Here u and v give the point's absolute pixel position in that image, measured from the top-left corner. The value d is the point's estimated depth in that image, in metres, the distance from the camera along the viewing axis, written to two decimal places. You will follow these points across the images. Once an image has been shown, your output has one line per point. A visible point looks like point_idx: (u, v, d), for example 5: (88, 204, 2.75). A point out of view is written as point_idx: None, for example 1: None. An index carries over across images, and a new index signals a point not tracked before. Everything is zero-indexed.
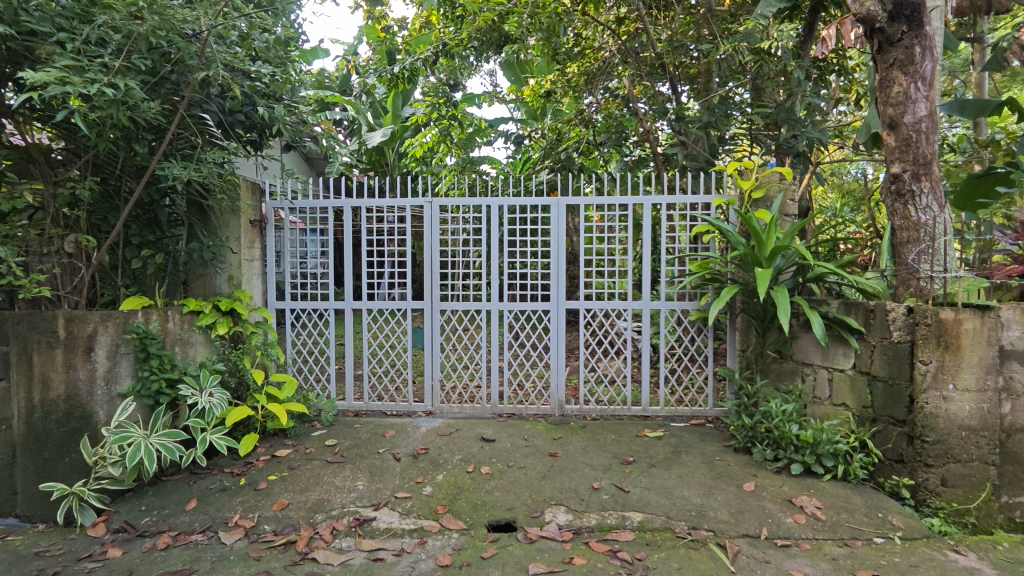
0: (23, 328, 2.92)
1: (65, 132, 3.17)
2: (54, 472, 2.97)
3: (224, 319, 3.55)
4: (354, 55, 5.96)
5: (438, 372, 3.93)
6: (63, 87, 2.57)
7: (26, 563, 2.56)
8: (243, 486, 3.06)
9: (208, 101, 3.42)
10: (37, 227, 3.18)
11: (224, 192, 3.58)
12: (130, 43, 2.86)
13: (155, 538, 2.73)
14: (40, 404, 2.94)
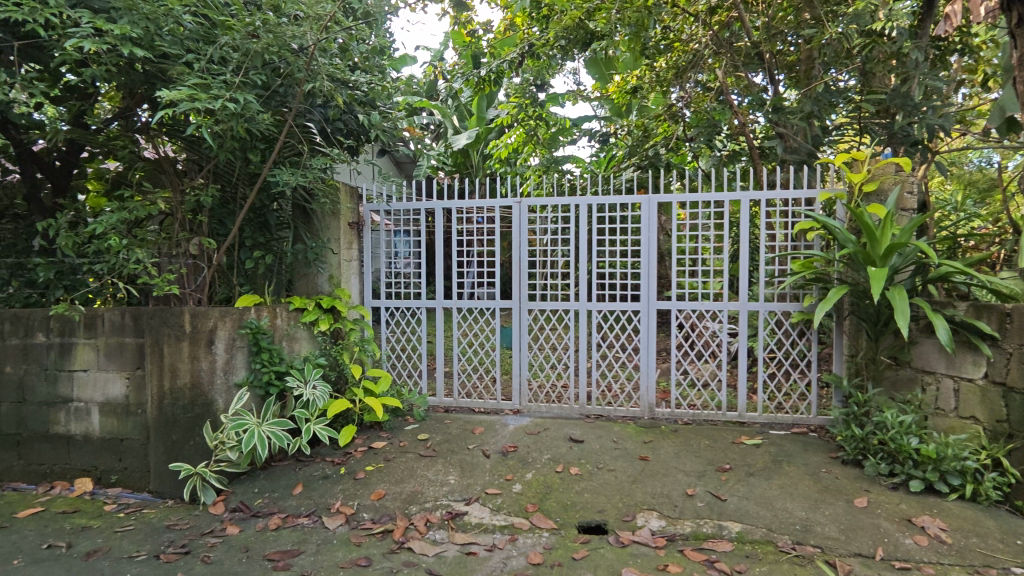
0: (156, 322, 3.24)
1: (189, 143, 3.51)
2: (181, 453, 3.26)
3: (325, 316, 3.75)
4: (441, 60, 6.13)
5: (525, 371, 3.96)
6: (192, 103, 2.81)
7: (160, 535, 2.84)
8: (343, 474, 3.23)
9: (312, 111, 3.63)
10: (167, 231, 3.51)
11: (326, 195, 3.80)
12: (248, 61, 3.10)
13: (267, 519, 2.94)
14: (169, 391, 3.25)
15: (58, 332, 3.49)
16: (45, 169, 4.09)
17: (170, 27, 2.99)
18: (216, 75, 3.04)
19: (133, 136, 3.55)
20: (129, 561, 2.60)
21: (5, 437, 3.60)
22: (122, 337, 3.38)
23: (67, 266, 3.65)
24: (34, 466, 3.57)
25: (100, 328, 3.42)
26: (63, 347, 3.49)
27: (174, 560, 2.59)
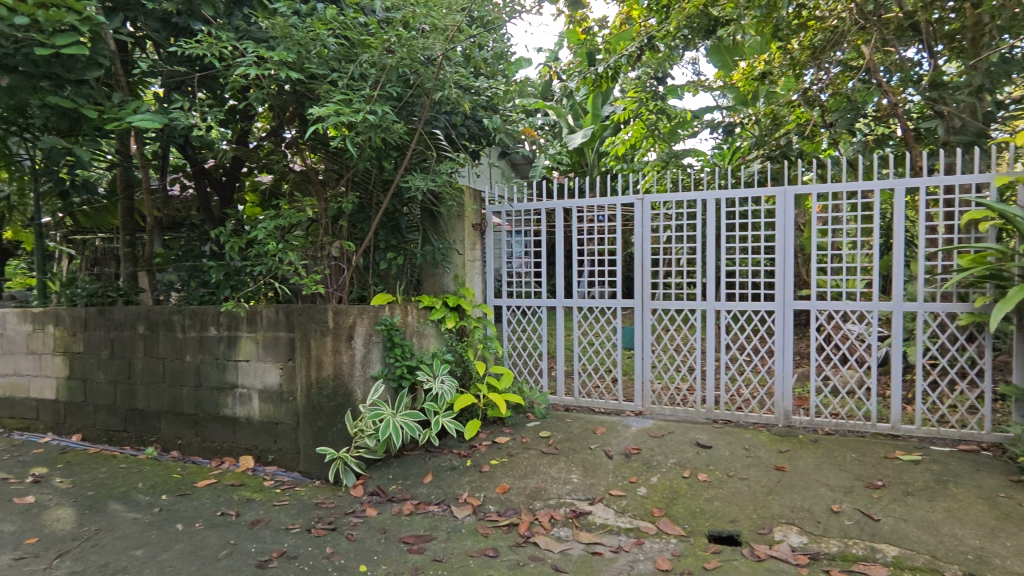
0: (305, 318, 3.54)
1: (331, 155, 3.82)
2: (325, 438, 3.55)
3: (451, 314, 3.92)
4: (555, 61, 6.14)
5: (648, 372, 3.86)
6: (338, 118, 3.07)
7: (310, 511, 3.13)
8: (469, 466, 3.36)
9: (439, 119, 3.81)
10: (313, 235, 3.85)
11: (452, 198, 3.96)
12: (384, 75, 3.33)
13: (401, 504, 3.13)
14: (316, 381, 3.54)
15: (226, 327, 3.97)
16: (213, 183, 4.75)
17: (317, 50, 3.29)
18: (358, 90, 3.29)
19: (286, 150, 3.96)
20: (286, 532, 2.89)
21: (186, 416, 4.17)
22: (277, 332, 3.76)
23: (233, 268, 4.14)
24: (207, 443, 4.09)
25: (259, 323, 3.83)
26: (230, 339, 3.96)
27: (322, 535, 2.84)
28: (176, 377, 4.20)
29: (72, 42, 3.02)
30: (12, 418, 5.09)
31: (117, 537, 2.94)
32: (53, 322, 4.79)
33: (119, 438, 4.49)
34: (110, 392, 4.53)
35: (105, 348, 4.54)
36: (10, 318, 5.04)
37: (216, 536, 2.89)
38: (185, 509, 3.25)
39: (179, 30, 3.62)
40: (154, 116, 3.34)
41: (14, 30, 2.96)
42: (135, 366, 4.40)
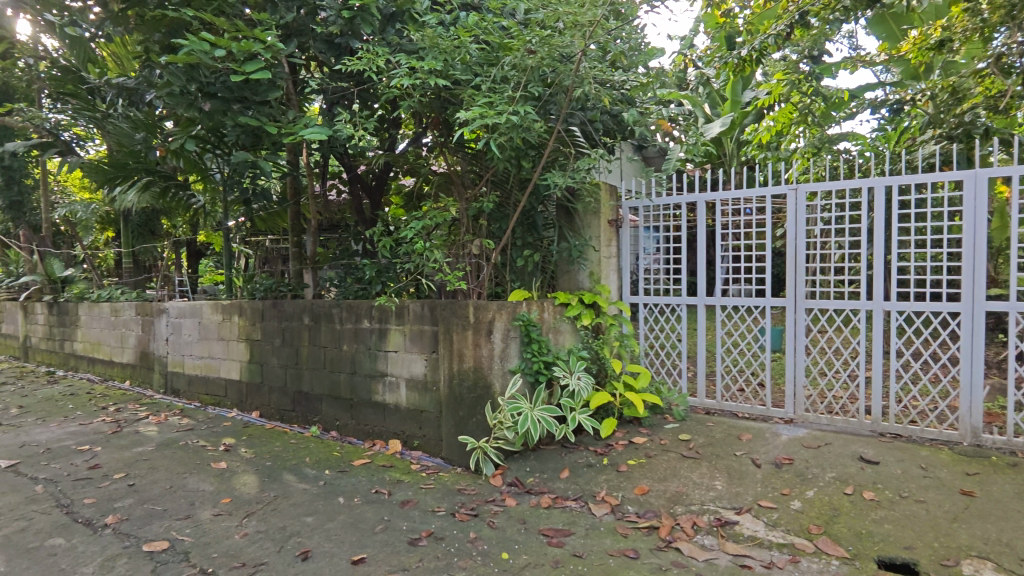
0: (448, 313, 3.73)
1: (474, 156, 3.97)
2: (466, 427, 3.72)
3: (587, 311, 3.90)
4: (691, 48, 5.87)
5: (802, 377, 3.56)
6: (483, 120, 3.18)
7: (454, 496, 3.30)
8: (606, 465, 3.34)
9: (576, 115, 3.81)
10: (456, 234, 4.04)
11: (588, 194, 3.94)
12: (526, 75, 3.40)
13: (539, 497, 3.19)
14: (457, 372, 3.72)
15: (378, 319, 4.31)
16: (365, 187, 5.18)
17: (460, 56, 3.44)
18: (501, 92, 3.39)
19: (429, 154, 4.20)
20: (433, 514, 3.08)
21: (343, 400, 4.60)
22: (422, 325, 4.01)
23: (384, 265, 4.47)
24: (361, 425, 4.47)
25: (407, 317, 4.10)
26: (381, 331, 4.29)
27: (466, 519, 2.98)
28: (335, 364, 4.64)
29: (258, 68, 3.44)
30: (207, 395, 5.96)
31: (292, 504, 3.32)
32: (237, 313, 5.52)
33: (288, 417, 5.07)
34: (281, 376, 5.12)
35: (277, 336, 5.14)
36: (205, 308, 5.89)
37: (372, 511, 3.15)
38: (345, 484, 3.59)
39: (341, 49, 3.98)
40: (321, 128, 3.70)
41: (214, 61, 3.45)
42: (301, 353, 4.94)
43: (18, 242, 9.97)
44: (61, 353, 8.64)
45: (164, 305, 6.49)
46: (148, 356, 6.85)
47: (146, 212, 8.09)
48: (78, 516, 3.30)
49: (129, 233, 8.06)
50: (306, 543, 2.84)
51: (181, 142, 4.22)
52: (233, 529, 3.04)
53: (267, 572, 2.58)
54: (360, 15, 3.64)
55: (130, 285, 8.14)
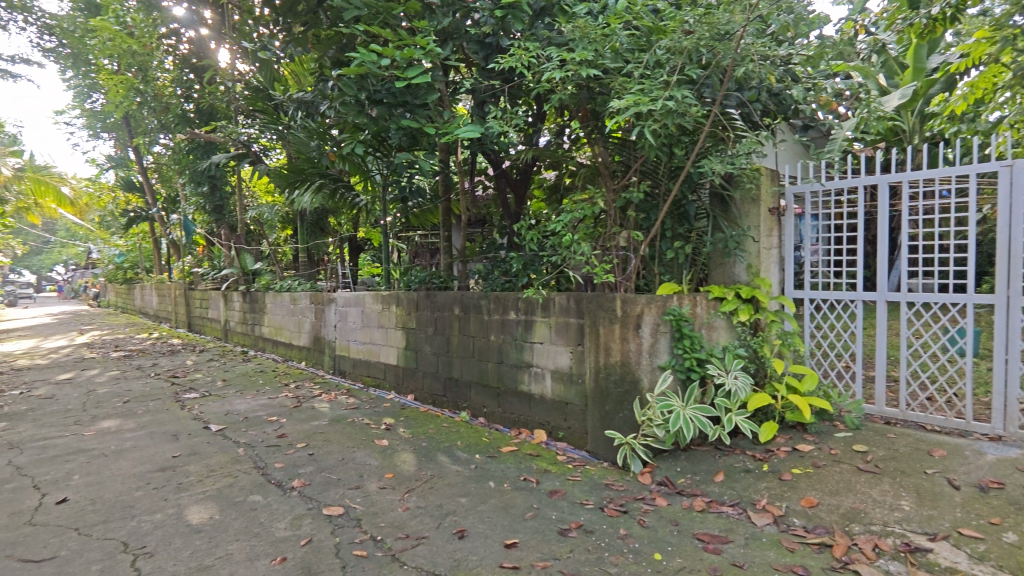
0: (595, 306, 3.70)
1: (622, 146, 3.92)
2: (613, 421, 3.67)
3: (745, 306, 3.65)
4: (864, 11, 5.22)
5: (1016, 388, 3.01)
6: (637, 108, 3.10)
7: (602, 491, 3.28)
8: (766, 472, 3.12)
9: (733, 96, 3.58)
10: (604, 228, 3.99)
11: (748, 180, 3.66)
12: (682, 57, 3.25)
13: (692, 499, 3.06)
14: (604, 366, 3.68)
15: (524, 311, 4.40)
16: (510, 182, 5.31)
17: (610, 44, 3.39)
18: (655, 78, 3.27)
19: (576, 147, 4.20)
20: (581, 506, 3.08)
21: (491, 388, 4.77)
22: (568, 317, 4.02)
23: (530, 258, 4.54)
24: (508, 413, 4.61)
25: (553, 309, 4.14)
26: (527, 323, 4.38)
27: (615, 515, 2.95)
28: (484, 354, 4.83)
29: (419, 73, 3.68)
30: (368, 376, 6.53)
31: (447, 484, 3.52)
32: (395, 303, 5.97)
33: (440, 401, 5.38)
34: (434, 362, 5.45)
35: (430, 325, 5.48)
36: (368, 298, 6.46)
37: (522, 498, 3.24)
38: (495, 470, 3.73)
39: (492, 48, 4.11)
40: (475, 127, 3.85)
41: (381, 70, 3.73)
42: (452, 342, 5.21)
43: (220, 240, 11.69)
44: (251, 336, 10.00)
45: (333, 295, 7.21)
46: (320, 341, 7.67)
47: (317, 212, 9.05)
48: (271, 477, 3.79)
49: (304, 230, 9.07)
50: (461, 522, 2.99)
51: (351, 147, 4.64)
52: (396, 503, 3.30)
53: (428, 546, 2.76)
54: (511, 13, 3.71)
55: (305, 276, 9.19)
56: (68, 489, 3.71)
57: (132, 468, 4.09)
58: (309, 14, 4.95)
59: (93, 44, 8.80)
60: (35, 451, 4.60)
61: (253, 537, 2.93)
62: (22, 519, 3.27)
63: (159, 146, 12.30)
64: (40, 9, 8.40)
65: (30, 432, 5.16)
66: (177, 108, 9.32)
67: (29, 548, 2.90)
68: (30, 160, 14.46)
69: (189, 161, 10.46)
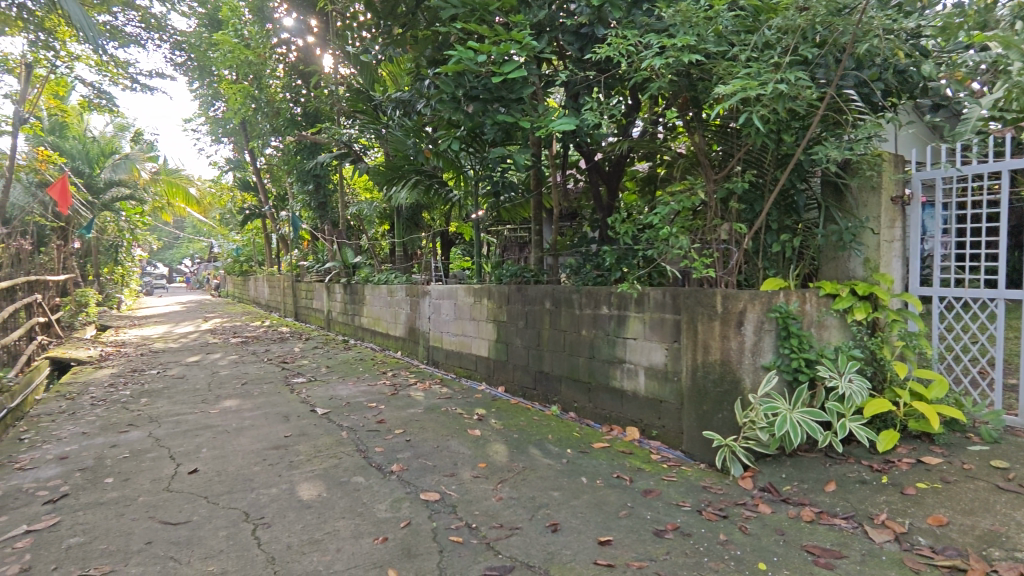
0: (692, 302, 3.57)
1: (723, 134, 3.76)
2: (711, 422, 3.53)
3: (862, 304, 3.36)
4: None
5: None
6: (745, 93, 2.93)
7: (699, 493, 3.16)
8: (886, 484, 2.88)
9: (851, 75, 3.30)
10: (704, 220, 3.82)
11: (868, 166, 3.35)
12: (795, 37, 3.04)
13: (799, 508, 2.87)
14: (702, 364, 3.54)
15: (617, 306, 4.33)
16: (602, 175, 5.22)
17: (713, 28, 3.27)
18: (765, 59, 3.10)
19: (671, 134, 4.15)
20: (678, 508, 2.99)
21: (582, 383, 4.74)
22: (664, 313, 3.90)
23: (624, 252, 4.45)
24: (599, 409, 4.56)
25: (648, 304, 4.04)
26: (620, 318, 4.31)
27: (714, 519, 2.83)
28: (575, 348, 4.80)
29: (515, 68, 3.70)
30: (460, 367, 6.71)
31: (539, 477, 3.54)
32: (487, 296, 6.08)
33: (531, 394, 5.42)
34: (525, 355, 5.49)
35: (521, 319, 5.52)
36: (460, 291, 6.61)
37: (615, 496, 3.19)
38: (587, 465, 3.70)
39: (589, 39, 4.06)
40: (570, 119, 3.82)
41: (478, 66, 3.79)
42: (543, 336, 5.22)
43: (324, 235, 12.43)
44: (352, 325, 10.57)
45: (427, 288, 7.45)
46: (414, 332, 7.96)
47: (412, 208, 9.37)
48: (372, 460, 3.99)
49: (400, 225, 9.43)
50: (554, 516, 2.99)
51: (448, 143, 4.74)
52: (490, 492, 3.36)
53: (521, 537, 2.79)
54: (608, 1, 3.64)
55: (400, 270, 9.56)
56: (197, 461, 4.11)
57: (250, 445, 4.46)
58: (409, 16, 5.12)
59: (216, 56, 9.62)
60: (171, 425, 5.13)
61: (357, 516, 3.10)
62: (163, 485, 3.66)
63: (271, 148, 13.25)
64: (173, 27, 9.29)
65: (166, 408, 5.77)
66: (287, 112, 9.98)
67: (167, 512, 3.24)
68: (164, 164, 16.09)
69: (297, 161, 11.18)
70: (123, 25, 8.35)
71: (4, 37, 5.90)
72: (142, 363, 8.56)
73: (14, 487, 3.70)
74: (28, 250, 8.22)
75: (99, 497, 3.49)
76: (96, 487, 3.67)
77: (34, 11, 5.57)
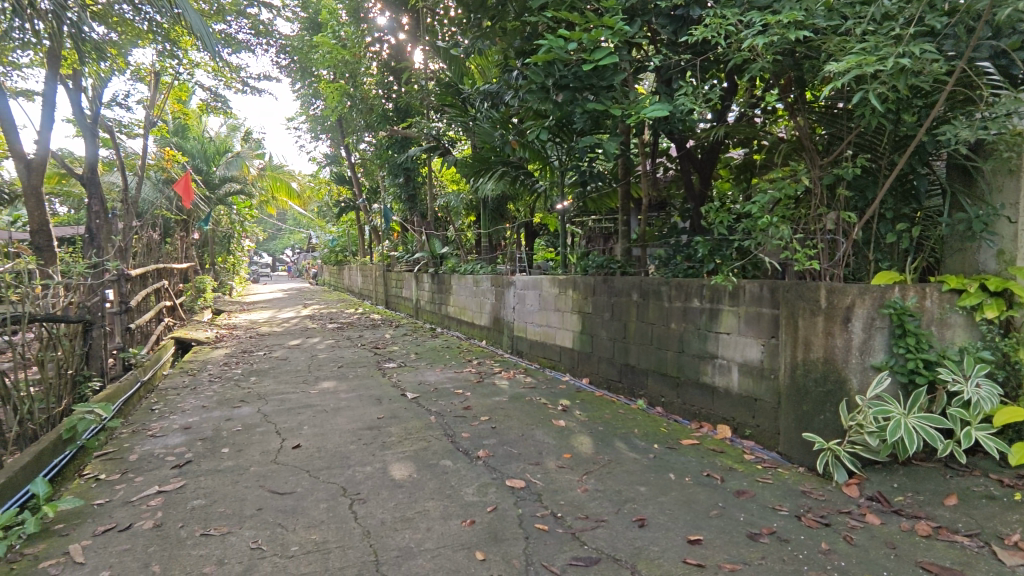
0: (792, 296, 3.36)
1: (830, 118, 3.54)
2: (812, 424, 3.31)
3: (993, 301, 3.03)
4: None
5: None
6: (860, 69, 2.70)
7: (798, 497, 3.00)
8: (1019, 502, 2.62)
9: (986, 45, 2.95)
10: (809, 208, 3.58)
11: (1006, 147, 2.97)
12: (922, 5, 2.75)
13: (913, 521, 2.65)
14: (802, 362, 3.33)
15: (710, 299, 4.16)
16: (694, 163, 5.03)
17: (823, 1, 3.06)
18: (884, 32, 2.84)
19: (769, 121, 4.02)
20: (774, 512, 2.84)
21: (670, 377, 4.61)
22: (760, 307, 3.71)
23: (717, 243, 4.24)
24: (687, 405, 4.42)
25: (743, 298, 3.85)
26: (713, 312, 4.14)
27: (815, 527, 2.67)
28: (663, 341, 4.67)
29: (606, 54, 3.64)
30: (545, 358, 6.72)
31: (625, 471, 3.49)
32: (572, 287, 6.05)
33: (616, 387, 5.35)
34: (610, 348, 5.41)
35: (607, 310, 5.45)
36: (545, 282, 6.62)
37: (705, 495, 3.09)
38: (675, 462, 3.60)
39: (684, 20, 3.90)
40: (663, 105, 3.70)
41: (568, 54, 3.75)
42: (629, 328, 5.13)
43: (413, 226, 12.86)
44: (439, 314, 10.89)
45: (512, 278, 7.52)
46: (499, 321, 8.08)
47: (498, 199, 9.48)
48: (459, 445, 4.10)
49: (486, 217, 9.56)
50: (641, 511, 2.94)
51: (536, 133, 4.72)
52: (575, 483, 3.36)
53: (607, 529, 2.77)
54: None
55: (486, 260, 9.73)
56: (300, 437, 4.40)
57: (347, 425, 4.73)
58: (498, 8, 5.15)
59: (316, 58, 10.17)
60: (276, 403, 5.53)
61: (446, 498, 3.20)
62: (270, 457, 3.96)
63: (364, 143, 13.84)
64: (278, 31, 9.89)
65: (272, 387, 6.22)
66: (379, 107, 10.38)
67: (274, 482, 3.50)
68: (269, 160, 17.26)
69: (388, 155, 11.61)
70: (236, 32, 9.01)
71: (138, 49, 6.55)
72: (251, 345, 9.28)
73: (147, 452, 4.13)
74: (157, 241, 9.12)
75: (217, 465, 3.83)
76: (214, 456, 4.03)
77: (162, 25, 6.14)
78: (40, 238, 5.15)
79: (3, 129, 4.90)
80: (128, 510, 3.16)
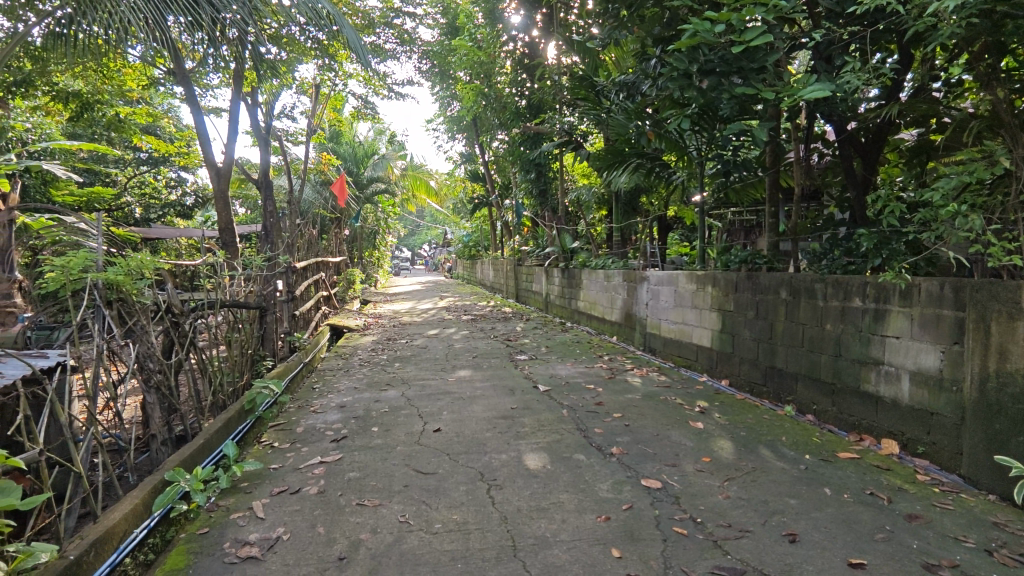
0: (984, 296, 2.92)
1: None
2: (1006, 447, 2.87)
3: None
4: None
5: None
6: None
7: (987, 529, 2.60)
8: None
9: None
10: (1010, 194, 3.02)
11: None
12: None
13: None
14: (995, 374, 2.88)
15: (874, 298, 3.74)
16: (857, 148, 4.53)
17: None
18: None
19: (948, 95, 3.72)
20: (957, 543, 2.49)
21: (824, 383, 4.22)
22: (940, 309, 3.25)
23: (885, 236, 3.76)
24: (845, 414, 4.02)
25: (917, 297, 3.41)
26: (878, 312, 3.72)
27: (1011, 565, 2.30)
28: (817, 344, 4.29)
29: (758, 34, 3.37)
30: (680, 357, 6.47)
31: (772, 480, 3.25)
32: (711, 284, 5.75)
33: (759, 391, 5.00)
34: (754, 349, 5.08)
35: (751, 309, 5.10)
36: (681, 278, 6.36)
37: (869, 515, 2.79)
38: (831, 476, 3.29)
39: None
40: (825, 84, 3.35)
41: (715, 37, 3.53)
42: (776, 328, 4.77)
43: (543, 221, 13.03)
44: (569, 309, 10.92)
45: (646, 273, 7.31)
46: (631, 317, 7.92)
47: (631, 192, 9.26)
48: (592, 441, 4.09)
49: (618, 211, 9.37)
50: (792, 525, 2.73)
51: (676, 123, 4.52)
52: (716, 488, 3.20)
53: (753, 541, 2.61)
54: None
55: (617, 255, 9.58)
56: (440, 422, 4.66)
57: (482, 413, 4.91)
58: None
59: (455, 61, 10.64)
60: (418, 388, 5.91)
61: (580, 492, 3.21)
62: (415, 439, 4.24)
63: (498, 141, 14.25)
64: (421, 39, 10.47)
65: (414, 373, 6.65)
66: (513, 105, 10.60)
67: (419, 462, 3.74)
68: (410, 161, 18.39)
69: (521, 152, 11.81)
70: (384, 43, 9.68)
71: (302, 65, 7.27)
72: (395, 334, 10.00)
73: (311, 426, 4.62)
74: (316, 237, 10.12)
75: (368, 442, 4.18)
76: (366, 434, 4.41)
77: (322, 41, 6.76)
78: (226, 236, 5.93)
79: (200, 142, 5.70)
80: (298, 476, 3.56)
